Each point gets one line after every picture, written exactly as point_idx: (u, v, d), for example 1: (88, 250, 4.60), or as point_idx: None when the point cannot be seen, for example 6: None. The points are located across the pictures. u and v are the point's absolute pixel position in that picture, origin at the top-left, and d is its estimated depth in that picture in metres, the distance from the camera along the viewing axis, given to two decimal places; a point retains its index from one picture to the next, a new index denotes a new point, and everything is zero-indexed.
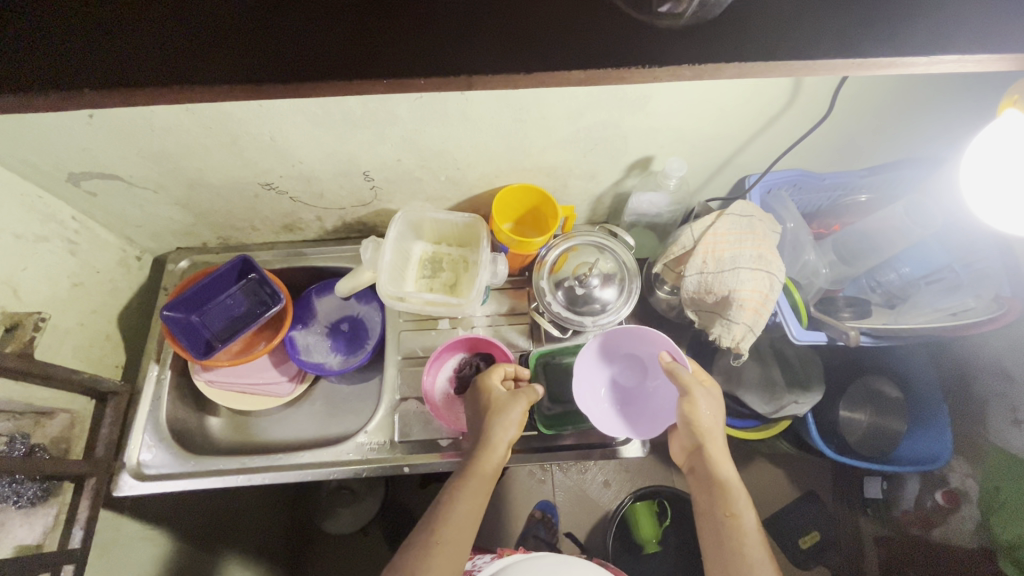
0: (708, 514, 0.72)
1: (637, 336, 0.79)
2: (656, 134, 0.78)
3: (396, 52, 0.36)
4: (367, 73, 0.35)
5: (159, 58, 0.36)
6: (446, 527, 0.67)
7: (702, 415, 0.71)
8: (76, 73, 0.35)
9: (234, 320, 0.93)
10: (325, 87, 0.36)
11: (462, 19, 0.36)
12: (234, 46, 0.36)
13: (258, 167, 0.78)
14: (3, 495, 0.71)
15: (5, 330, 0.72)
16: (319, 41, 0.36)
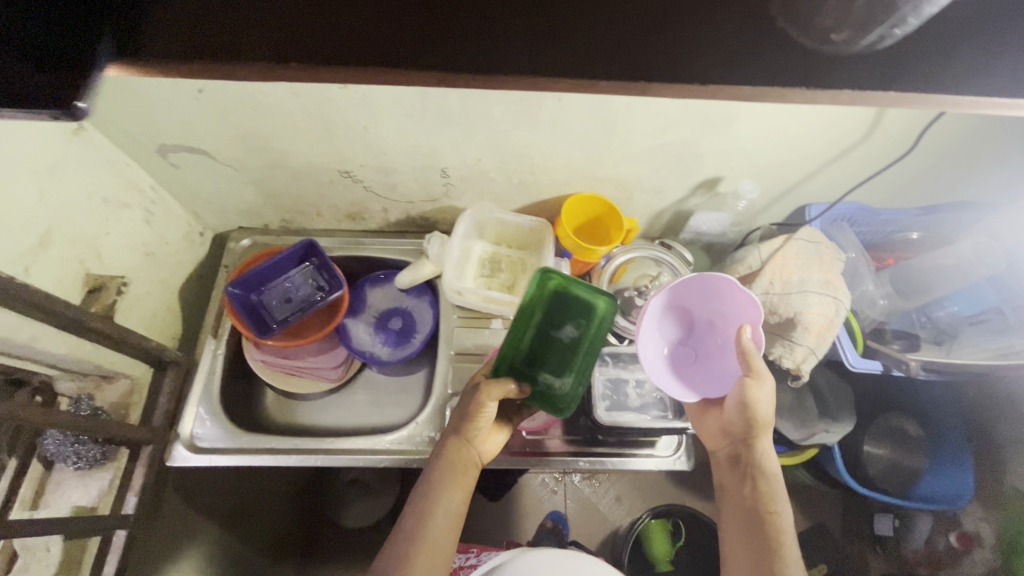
0: (744, 503, 0.71)
1: (710, 296, 0.75)
2: (731, 156, 0.81)
3: (565, 52, 0.36)
4: (536, 71, 0.36)
5: (325, 35, 0.35)
6: (431, 526, 0.63)
7: (763, 404, 0.71)
8: (236, 44, 0.35)
9: (296, 301, 0.94)
10: (472, 80, 0.36)
11: (619, 23, 0.37)
12: (402, 27, 0.36)
13: (344, 154, 0.80)
14: (65, 454, 0.74)
15: (89, 290, 0.73)
16: (489, 28, 0.36)
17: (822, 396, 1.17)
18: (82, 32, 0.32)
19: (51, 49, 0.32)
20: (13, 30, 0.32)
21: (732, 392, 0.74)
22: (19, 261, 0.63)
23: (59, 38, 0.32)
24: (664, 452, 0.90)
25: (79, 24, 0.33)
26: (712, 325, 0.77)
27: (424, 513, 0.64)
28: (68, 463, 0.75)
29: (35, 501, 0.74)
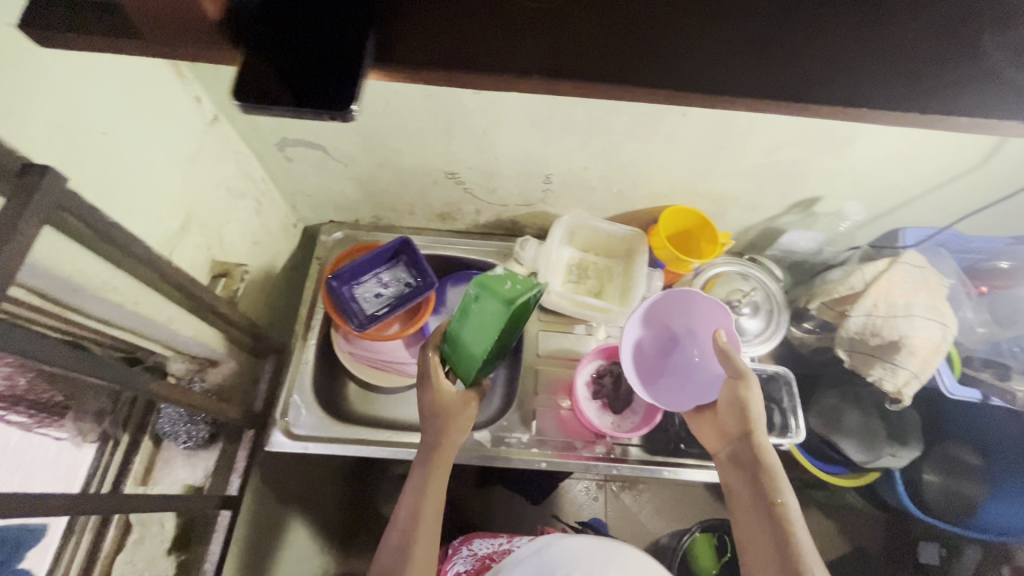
0: (754, 501, 0.70)
1: (685, 309, 0.84)
2: (837, 177, 0.81)
3: (793, 73, 0.37)
4: (763, 92, 0.37)
5: (562, 44, 0.36)
6: (422, 518, 0.70)
7: (754, 404, 0.72)
8: (483, 50, 0.36)
9: (389, 296, 0.95)
10: (674, 92, 0.37)
11: (820, 44, 0.37)
12: (608, 38, 0.37)
13: (455, 156, 0.82)
14: (176, 431, 0.79)
15: (214, 276, 0.75)
16: (721, 47, 0.37)
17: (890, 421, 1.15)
18: (353, 38, 0.34)
19: (323, 55, 0.34)
20: (290, 40, 0.34)
21: (722, 393, 0.76)
22: (166, 245, 0.65)
23: (332, 43, 0.34)
24: None
25: (349, 30, 0.34)
26: (692, 334, 0.85)
27: (413, 509, 0.71)
28: (178, 443, 0.80)
29: (145, 476, 0.77)
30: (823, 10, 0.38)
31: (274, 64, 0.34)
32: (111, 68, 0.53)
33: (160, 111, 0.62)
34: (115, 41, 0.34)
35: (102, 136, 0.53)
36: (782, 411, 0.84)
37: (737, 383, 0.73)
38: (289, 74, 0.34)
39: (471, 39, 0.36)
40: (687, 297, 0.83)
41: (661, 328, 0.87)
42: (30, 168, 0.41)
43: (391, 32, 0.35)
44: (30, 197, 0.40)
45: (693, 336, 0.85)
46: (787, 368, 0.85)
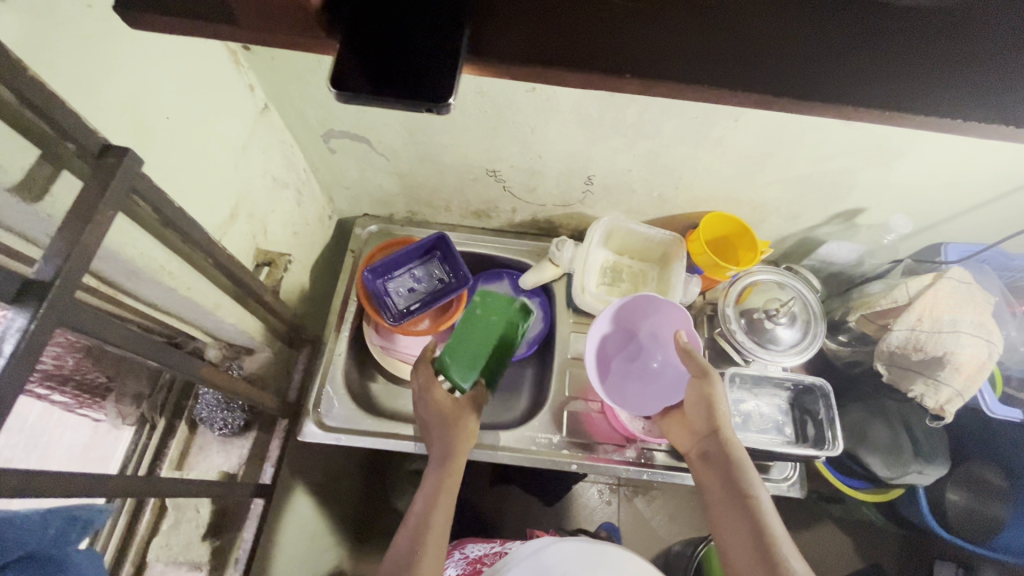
0: (730, 499, 0.69)
1: (652, 313, 0.84)
2: (883, 190, 0.81)
3: (889, 79, 0.36)
4: (859, 96, 0.36)
5: (650, 45, 0.36)
6: (430, 526, 0.69)
7: (723, 401, 0.73)
8: (573, 48, 0.35)
9: (422, 291, 0.96)
10: (757, 92, 0.36)
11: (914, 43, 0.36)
12: (693, 37, 0.36)
13: (499, 154, 0.82)
14: (212, 418, 0.78)
15: (260, 265, 0.76)
16: (815, 50, 0.36)
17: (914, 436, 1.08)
18: (443, 34, 0.34)
19: (415, 45, 0.34)
20: (381, 31, 0.34)
21: (688, 394, 0.77)
22: (217, 232, 0.66)
23: (423, 36, 0.34)
24: (783, 480, 0.88)
25: (440, 27, 0.34)
26: (653, 338, 0.86)
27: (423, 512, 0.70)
28: (214, 428, 0.79)
29: (179, 461, 0.78)
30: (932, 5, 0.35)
31: (363, 58, 0.34)
32: (177, 53, 0.53)
33: (217, 98, 0.62)
34: (208, 25, 0.34)
35: (167, 121, 0.54)
36: (817, 424, 0.84)
37: (703, 379, 0.74)
38: (381, 67, 0.34)
39: (562, 37, 0.35)
40: (652, 301, 0.84)
41: (625, 331, 0.87)
42: (111, 149, 0.41)
43: (481, 27, 0.35)
44: (109, 178, 0.40)
45: (654, 340, 0.85)
46: (823, 380, 0.85)
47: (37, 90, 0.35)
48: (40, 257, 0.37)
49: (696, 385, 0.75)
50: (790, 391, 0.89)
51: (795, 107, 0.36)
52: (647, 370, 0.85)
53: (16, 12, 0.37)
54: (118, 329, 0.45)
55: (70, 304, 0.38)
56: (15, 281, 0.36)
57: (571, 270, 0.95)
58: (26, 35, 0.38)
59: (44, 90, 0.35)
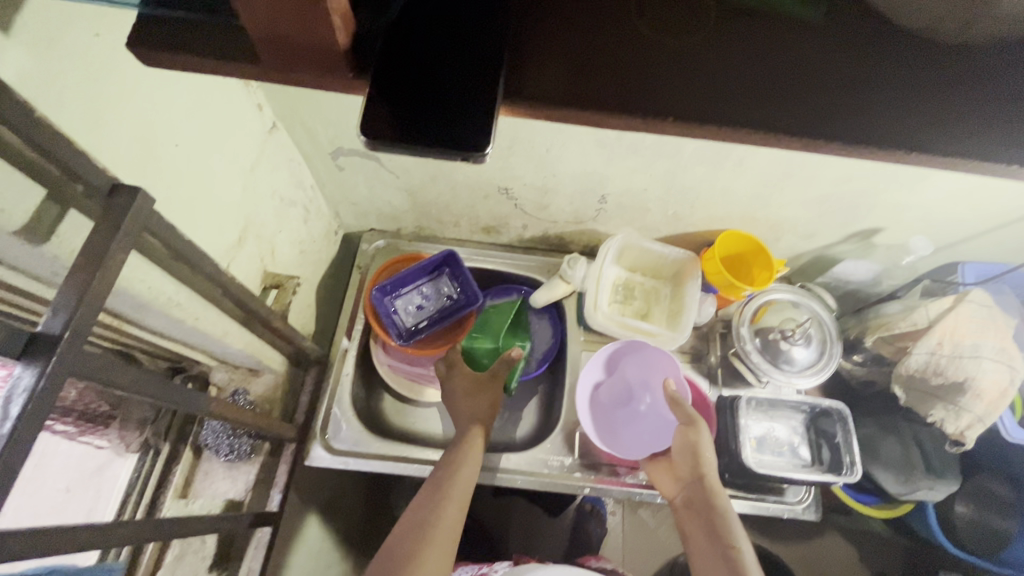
0: (711, 549, 0.66)
1: (642, 357, 0.87)
2: (903, 212, 0.79)
3: (938, 127, 0.35)
4: (907, 142, 0.34)
5: (688, 92, 0.35)
6: (448, 497, 0.69)
7: (707, 449, 0.73)
8: (615, 92, 0.34)
9: (431, 309, 0.93)
10: (796, 139, 0.35)
11: (956, 96, 0.35)
12: (730, 90, 0.35)
13: (512, 172, 0.80)
14: (217, 444, 0.76)
15: (268, 288, 0.73)
16: (859, 97, 0.35)
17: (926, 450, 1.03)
18: (480, 79, 0.33)
19: (445, 91, 0.32)
20: (413, 74, 0.33)
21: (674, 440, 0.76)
22: (225, 259, 0.63)
23: (459, 81, 0.33)
24: (799, 503, 0.87)
25: (476, 71, 0.33)
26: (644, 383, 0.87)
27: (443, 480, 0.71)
28: (219, 455, 0.77)
29: (185, 489, 0.74)
30: (965, 58, 0.36)
31: (395, 102, 0.32)
32: (187, 81, 0.51)
33: (227, 121, 0.59)
34: (231, 65, 0.33)
35: (175, 148, 0.51)
36: (833, 448, 0.83)
37: (687, 428, 0.74)
38: (411, 110, 0.32)
39: (603, 82, 0.34)
40: (641, 347, 0.87)
41: (617, 375, 0.88)
42: (120, 188, 0.39)
43: (518, 71, 0.34)
44: (119, 220, 0.38)
45: (642, 387, 0.86)
46: (841, 403, 0.83)
47: (45, 133, 0.33)
48: (48, 308, 0.35)
49: (681, 431, 0.75)
50: (806, 414, 0.87)
51: (839, 154, 0.34)
52: (637, 413, 0.86)
53: (24, 49, 0.35)
54: (125, 372, 0.43)
55: (80, 356, 0.36)
56: (21, 336, 0.34)
57: (583, 289, 0.93)
58: (33, 71, 0.36)
59: (54, 133, 0.33)
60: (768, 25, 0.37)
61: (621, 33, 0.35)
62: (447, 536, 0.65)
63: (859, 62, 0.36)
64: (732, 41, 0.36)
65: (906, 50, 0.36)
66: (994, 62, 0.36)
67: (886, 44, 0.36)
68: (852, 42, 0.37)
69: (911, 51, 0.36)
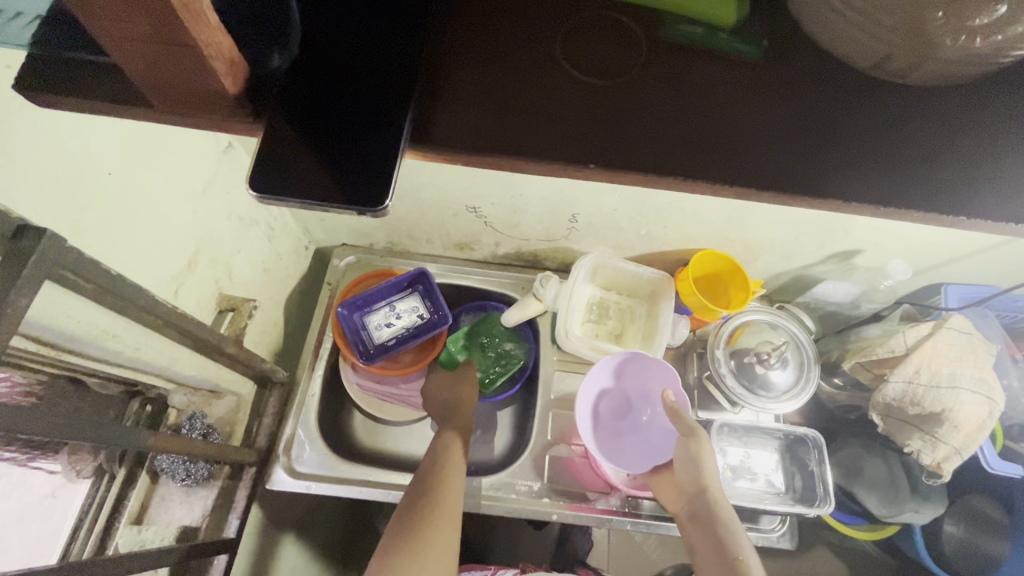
0: (716, 559, 0.64)
1: (640, 369, 0.82)
2: (882, 235, 0.77)
3: (834, 168, 0.36)
4: (833, 188, 0.36)
5: (607, 138, 0.35)
6: (446, 481, 0.72)
7: (710, 458, 0.71)
8: (534, 135, 0.34)
9: (401, 326, 0.90)
10: (711, 185, 0.35)
11: (849, 145, 0.37)
12: (649, 134, 0.35)
13: (479, 192, 0.78)
14: (174, 471, 0.75)
15: (223, 311, 0.72)
16: (768, 146, 0.36)
17: (912, 473, 0.98)
18: (390, 120, 0.32)
19: (353, 143, 0.31)
20: (326, 115, 0.32)
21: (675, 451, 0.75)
22: (170, 286, 0.62)
23: (374, 121, 0.32)
24: (773, 533, 0.84)
25: (386, 116, 0.32)
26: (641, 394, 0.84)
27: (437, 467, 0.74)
28: (176, 480, 0.75)
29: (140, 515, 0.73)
30: (897, 97, 0.40)
31: (309, 143, 0.32)
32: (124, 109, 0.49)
33: (175, 146, 0.57)
34: None
35: (109, 177, 0.49)
36: (807, 476, 0.82)
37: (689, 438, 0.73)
38: (315, 153, 0.32)
39: (522, 125, 0.34)
40: (642, 359, 0.81)
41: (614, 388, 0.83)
42: (26, 230, 0.37)
43: (431, 112, 0.34)
44: (23, 265, 0.36)
45: (644, 397, 0.82)
46: (816, 431, 0.83)
47: None
48: None
49: (683, 443, 0.73)
50: (781, 440, 0.86)
51: (755, 202, 0.34)
52: (638, 425, 0.83)
53: None
54: (40, 418, 0.42)
55: None
56: None
57: (555, 308, 0.90)
58: None
59: None
60: (698, 64, 0.37)
61: (540, 77, 0.36)
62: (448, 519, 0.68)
63: (767, 113, 0.37)
64: (661, 80, 0.36)
65: (828, 87, 0.38)
66: (914, 103, 0.40)
67: (791, 93, 0.38)
68: (790, 79, 0.38)
69: (813, 98, 0.38)
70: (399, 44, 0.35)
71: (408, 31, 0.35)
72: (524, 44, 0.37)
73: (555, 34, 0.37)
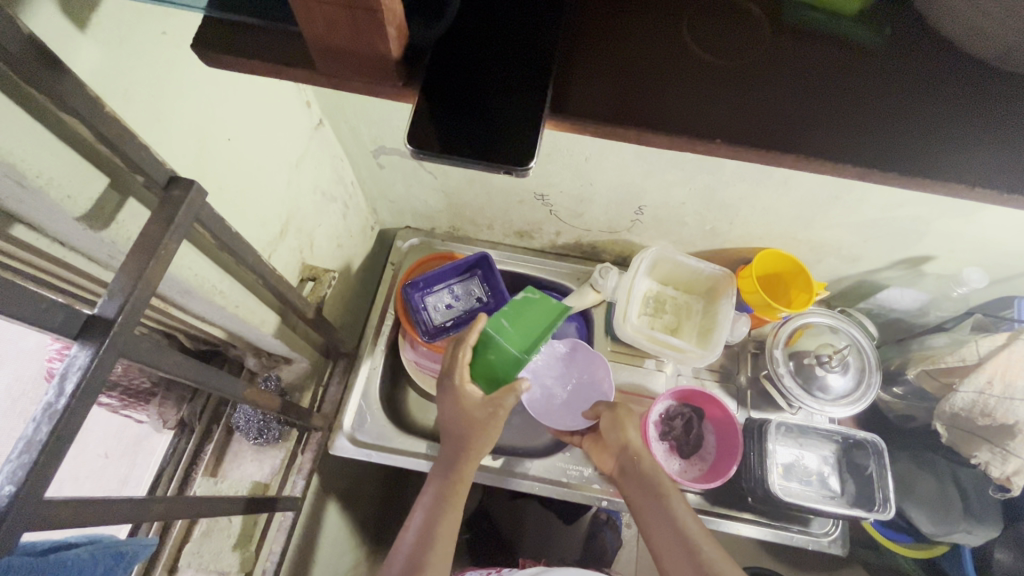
0: (652, 513, 0.67)
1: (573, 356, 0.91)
2: (958, 243, 0.75)
3: (988, 152, 0.34)
4: (959, 175, 0.33)
5: (741, 113, 0.34)
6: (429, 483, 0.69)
7: (631, 420, 0.77)
8: (657, 112, 0.34)
9: (459, 309, 0.91)
10: (846, 168, 0.34)
11: (1006, 123, 0.34)
12: (783, 113, 0.34)
13: (548, 179, 0.80)
14: (248, 427, 0.78)
15: (305, 280, 0.76)
16: (916, 127, 0.34)
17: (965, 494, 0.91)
18: (527, 93, 0.33)
19: (496, 109, 0.33)
20: (465, 86, 0.33)
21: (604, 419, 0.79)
22: (266, 250, 0.66)
23: (512, 92, 0.33)
24: (828, 536, 0.83)
25: (529, 85, 0.33)
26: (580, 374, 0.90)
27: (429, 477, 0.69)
28: (249, 437, 0.79)
29: (215, 468, 0.78)
30: None
31: (450, 116, 0.33)
32: (243, 80, 0.53)
33: (278, 120, 0.61)
34: (288, 70, 0.34)
35: (228, 143, 0.53)
36: (869, 482, 0.80)
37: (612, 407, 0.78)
38: (455, 120, 0.33)
39: (647, 102, 0.34)
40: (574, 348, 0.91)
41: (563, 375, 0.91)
42: (177, 181, 0.41)
43: (564, 84, 0.34)
44: (175, 212, 0.40)
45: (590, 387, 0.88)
46: (876, 436, 0.81)
47: (112, 126, 0.35)
48: (105, 292, 0.37)
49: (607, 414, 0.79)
50: (838, 444, 0.85)
51: (886, 185, 0.33)
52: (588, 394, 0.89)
53: (98, 46, 0.37)
54: (170, 356, 0.45)
55: (129, 340, 0.38)
56: (77, 318, 0.36)
57: (613, 299, 0.91)
58: (103, 68, 0.38)
59: (119, 126, 0.35)
60: (820, 50, 0.36)
61: (671, 51, 0.35)
62: (445, 533, 0.63)
63: (915, 91, 0.35)
64: (784, 65, 0.35)
65: (959, 75, 0.35)
66: None
67: (941, 73, 0.35)
68: (919, 69, 0.35)
69: (970, 79, 0.35)
70: (523, 22, 0.35)
71: (544, 6, 0.35)
72: (643, 21, 0.36)
73: (675, 12, 0.36)
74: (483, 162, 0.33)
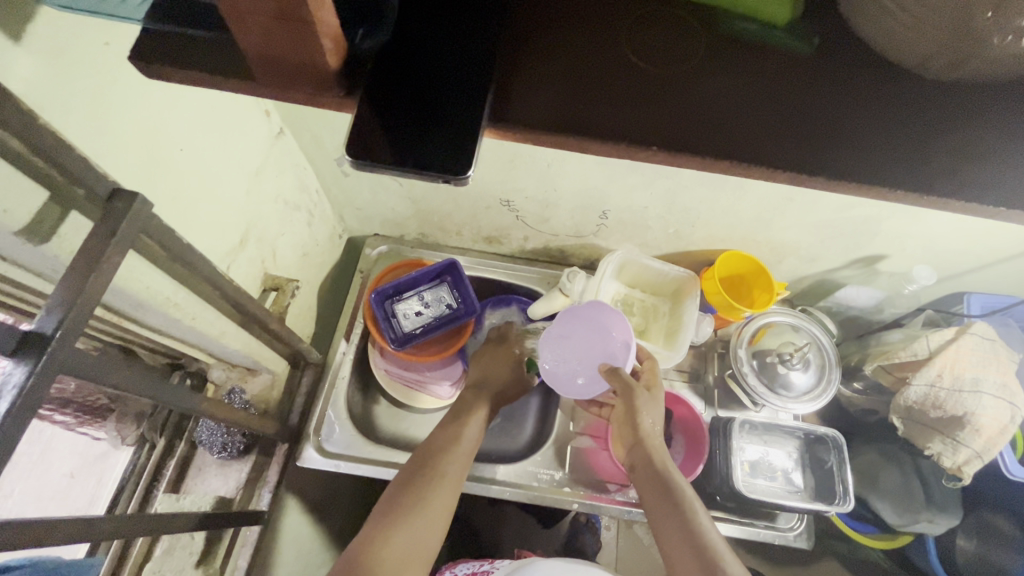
0: (665, 512, 0.61)
1: (592, 317, 0.77)
2: (907, 242, 0.78)
3: (906, 156, 0.35)
4: (884, 179, 0.35)
5: (677, 121, 0.35)
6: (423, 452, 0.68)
7: (649, 411, 0.70)
8: (599, 120, 0.35)
9: (429, 316, 0.90)
10: (776, 173, 0.35)
11: (926, 130, 0.36)
12: (718, 120, 0.35)
13: (514, 185, 0.81)
14: (211, 442, 0.77)
15: (268, 290, 0.75)
16: (843, 133, 0.36)
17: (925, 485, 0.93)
18: (469, 103, 0.34)
19: (438, 118, 0.34)
20: (408, 96, 0.34)
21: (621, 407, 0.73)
22: (225, 261, 0.65)
23: (455, 102, 0.34)
24: (793, 530, 0.85)
25: (471, 95, 0.34)
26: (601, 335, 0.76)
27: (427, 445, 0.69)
28: (212, 452, 0.78)
29: (178, 484, 0.76)
30: (954, 96, 0.37)
31: (390, 126, 0.33)
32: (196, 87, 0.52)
33: (236, 129, 0.61)
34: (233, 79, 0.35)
35: (180, 154, 0.53)
36: (831, 475, 0.82)
37: (628, 395, 0.71)
38: (398, 129, 0.33)
39: (587, 112, 0.35)
40: (590, 310, 0.77)
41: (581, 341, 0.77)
42: (120, 193, 0.40)
43: (506, 94, 0.35)
44: (117, 225, 0.39)
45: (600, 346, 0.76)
46: (837, 431, 0.83)
47: (46, 139, 0.34)
48: (42, 308, 0.36)
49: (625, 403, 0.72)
50: (802, 440, 0.87)
51: (813, 189, 0.35)
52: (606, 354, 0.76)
53: (32, 57, 0.36)
54: (118, 371, 0.44)
55: (71, 355, 0.37)
56: (12, 335, 0.35)
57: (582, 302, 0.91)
58: (36, 80, 0.37)
59: (53, 138, 0.35)
60: (754, 60, 0.37)
61: (610, 62, 0.36)
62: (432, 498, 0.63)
63: (843, 100, 0.36)
64: (720, 74, 0.37)
65: (883, 83, 0.37)
66: (972, 100, 0.37)
67: (867, 83, 0.37)
68: (846, 76, 0.37)
69: (893, 88, 0.37)
70: (466, 32, 0.36)
71: (486, 19, 0.36)
72: (585, 30, 0.37)
73: (615, 24, 0.37)
74: (426, 171, 0.33)
